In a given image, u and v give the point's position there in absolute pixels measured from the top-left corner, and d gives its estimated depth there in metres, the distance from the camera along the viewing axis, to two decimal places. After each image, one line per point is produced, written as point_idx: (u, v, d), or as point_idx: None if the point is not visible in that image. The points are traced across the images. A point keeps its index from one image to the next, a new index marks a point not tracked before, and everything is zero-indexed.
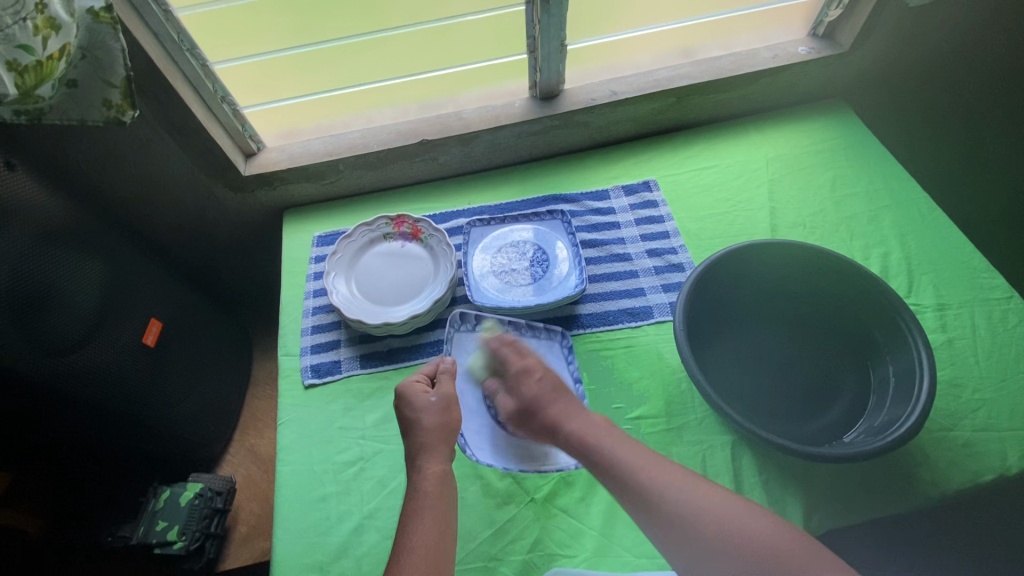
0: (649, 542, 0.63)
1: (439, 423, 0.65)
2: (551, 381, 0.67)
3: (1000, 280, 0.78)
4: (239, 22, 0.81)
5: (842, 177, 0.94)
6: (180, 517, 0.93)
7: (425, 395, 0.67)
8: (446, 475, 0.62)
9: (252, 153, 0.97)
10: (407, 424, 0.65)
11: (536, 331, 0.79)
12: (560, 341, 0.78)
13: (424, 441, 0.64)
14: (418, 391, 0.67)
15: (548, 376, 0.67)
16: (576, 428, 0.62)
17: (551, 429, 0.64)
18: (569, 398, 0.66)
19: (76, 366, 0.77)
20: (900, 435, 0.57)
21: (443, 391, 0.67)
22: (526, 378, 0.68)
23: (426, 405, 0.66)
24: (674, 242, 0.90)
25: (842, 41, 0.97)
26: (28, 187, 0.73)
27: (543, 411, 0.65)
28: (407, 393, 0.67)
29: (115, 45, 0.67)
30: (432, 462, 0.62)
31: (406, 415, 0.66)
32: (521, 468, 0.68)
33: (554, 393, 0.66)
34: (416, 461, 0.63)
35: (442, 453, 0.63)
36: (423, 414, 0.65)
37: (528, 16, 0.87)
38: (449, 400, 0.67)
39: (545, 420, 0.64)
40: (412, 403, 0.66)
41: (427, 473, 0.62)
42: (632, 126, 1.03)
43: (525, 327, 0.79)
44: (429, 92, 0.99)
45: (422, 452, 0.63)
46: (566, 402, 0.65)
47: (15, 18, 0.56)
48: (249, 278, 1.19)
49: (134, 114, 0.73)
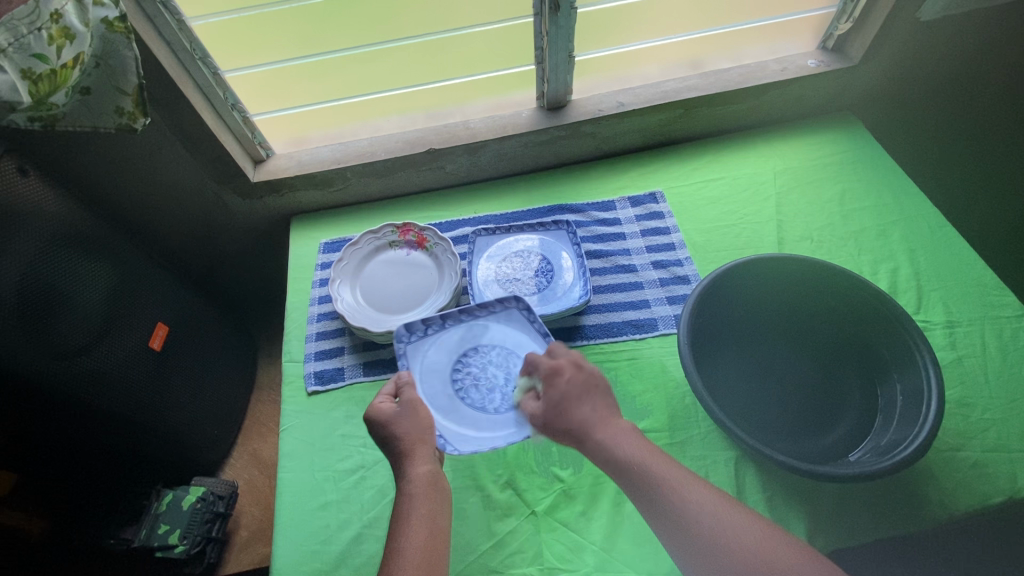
0: (650, 558, 0.62)
1: (413, 428, 0.63)
2: (583, 382, 0.62)
3: (1012, 299, 0.76)
4: (250, 32, 0.82)
5: (851, 191, 0.93)
6: (182, 521, 0.93)
7: (390, 408, 0.65)
8: (435, 473, 0.62)
9: (261, 160, 0.98)
10: (384, 441, 0.64)
11: (489, 307, 0.75)
12: (517, 306, 0.75)
13: (405, 447, 0.62)
14: (383, 407, 0.65)
15: (579, 378, 0.63)
16: (604, 439, 0.59)
17: (581, 436, 0.60)
18: (600, 397, 0.62)
19: (83, 370, 0.77)
20: (906, 456, 0.56)
21: (406, 397, 0.65)
22: (556, 379, 0.63)
23: (393, 415, 0.64)
24: (680, 254, 0.89)
25: (852, 55, 0.97)
26: (40, 193, 0.73)
27: (570, 414, 0.61)
28: (373, 414, 0.65)
29: (128, 54, 0.68)
30: (417, 463, 0.61)
31: (380, 434, 0.64)
32: (510, 442, 0.66)
33: (583, 394, 0.62)
34: (401, 468, 0.62)
35: (425, 454, 0.62)
36: (396, 425, 0.63)
37: (536, 27, 0.88)
38: (415, 402, 0.65)
39: (573, 425, 0.60)
40: (381, 421, 0.64)
41: (414, 476, 0.61)
42: (639, 136, 1.03)
43: (477, 309, 0.75)
44: (437, 102, 1.00)
45: (406, 458, 0.62)
46: (597, 403, 0.61)
47: (30, 28, 0.58)
48: (254, 283, 1.19)
49: (146, 121, 0.74)
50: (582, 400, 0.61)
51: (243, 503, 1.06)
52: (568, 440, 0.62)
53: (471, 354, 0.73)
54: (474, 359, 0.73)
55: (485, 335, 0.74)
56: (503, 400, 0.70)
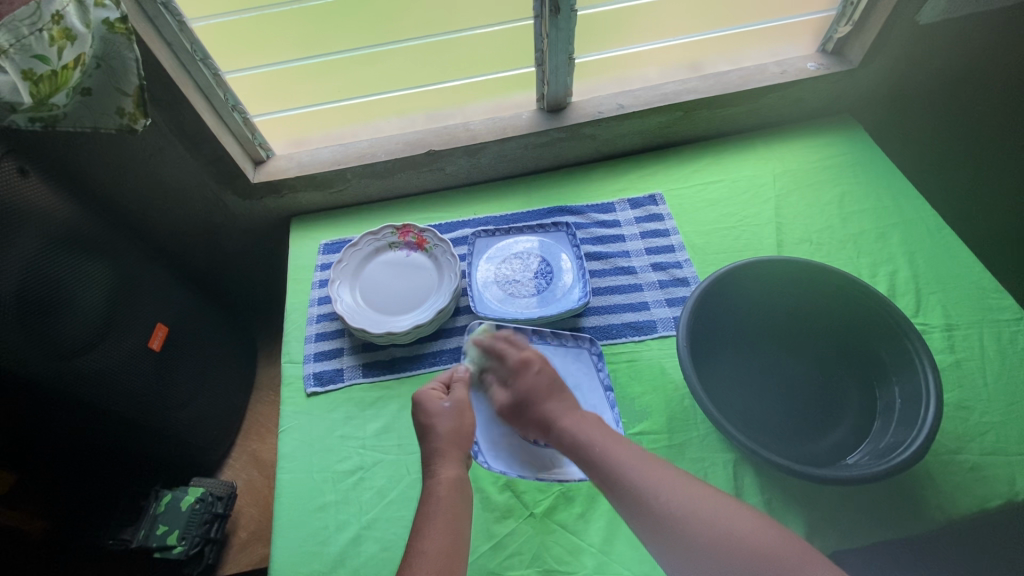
0: (649, 560, 0.62)
1: (452, 429, 0.65)
2: (546, 378, 0.68)
3: (1010, 302, 0.77)
4: (250, 33, 0.82)
5: (850, 194, 0.93)
6: (180, 521, 0.93)
7: (439, 401, 0.68)
8: (461, 480, 0.62)
9: (260, 161, 0.98)
10: (422, 430, 0.66)
11: (560, 338, 0.78)
12: (588, 348, 0.78)
13: (439, 447, 0.64)
14: (434, 396, 0.68)
15: (545, 372, 0.69)
16: (568, 425, 0.64)
17: (545, 424, 0.65)
18: (564, 393, 0.68)
19: (83, 370, 0.77)
20: (904, 459, 0.56)
21: (456, 396, 0.68)
22: (523, 372, 0.69)
23: (440, 410, 0.66)
24: (679, 256, 0.89)
25: (851, 58, 0.97)
26: (40, 194, 0.73)
27: (539, 405, 0.66)
28: (423, 398, 0.68)
29: (129, 55, 0.68)
30: (448, 466, 0.62)
31: (422, 421, 0.66)
32: (538, 477, 0.67)
33: (549, 387, 0.67)
34: (430, 466, 0.63)
35: (455, 459, 0.63)
36: (438, 420, 0.66)
37: (537, 30, 0.88)
38: (463, 405, 0.67)
39: (541, 415, 0.66)
40: (428, 409, 0.67)
41: (442, 478, 0.61)
42: (639, 138, 1.03)
43: (549, 336, 0.78)
44: (438, 104, 1.00)
45: (436, 458, 0.63)
46: (562, 397, 0.67)
47: (31, 29, 0.58)
48: (253, 284, 1.19)
49: (146, 122, 0.74)
50: (548, 394, 0.67)
51: (241, 504, 1.06)
52: (533, 429, 0.67)
53: None
54: None
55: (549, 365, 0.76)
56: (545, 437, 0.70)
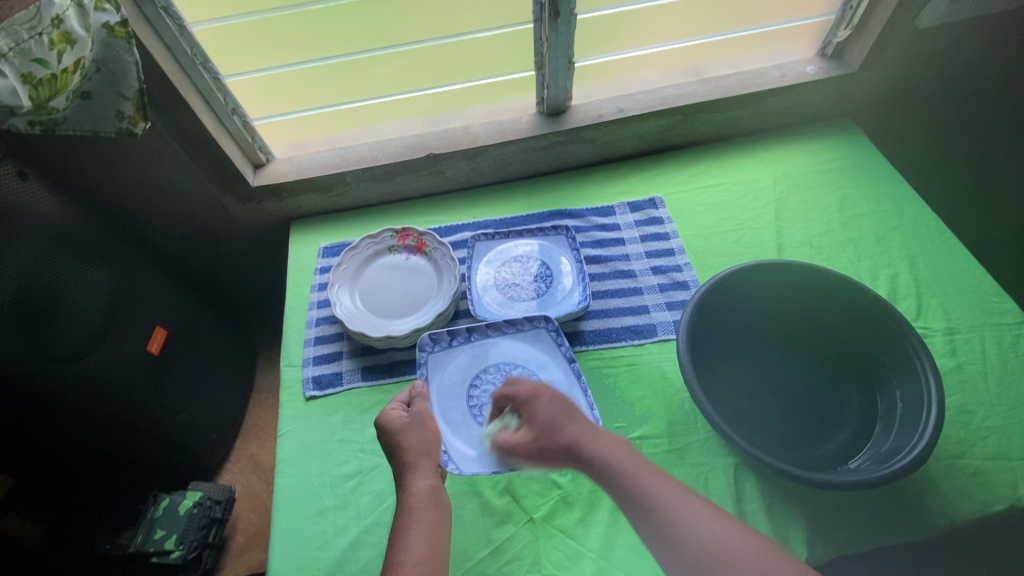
0: (649, 566, 0.62)
1: (419, 442, 0.64)
2: (559, 406, 0.62)
3: (1012, 306, 0.76)
4: (250, 37, 0.82)
5: (851, 198, 0.93)
6: (178, 526, 0.93)
7: (400, 418, 0.66)
8: (435, 490, 0.61)
9: (261, 164, 0.98)
10: (390, 449, 0.65)
11: (517, 326, 0.78)
12: (546, 327, 0.78)
13: (408, 460, 0.63)
14: (394, 415, 0.66)
15: (558, 398, 0.63)
16: (596, 449, 0.57)
17: (571, 451, 0.58)
18: (580, 418, 0.61)
19: (81, 373, 0.77)
20: (905, 465, 0.55)
21: (416, 409, 0.66)
22: (537, 403, 0.63)
23: (403, 425, 0.65)
24: (679, 260, 0.89)
25: (850, 61, 0.97)
26: (39, 197, 0.73)
27: (559, 433, 0.59)
28: (383, 420, 0.66)
29: (128, 58, 0.68)
30: (418, 478, 0.62)
31: (388, 441, 0.65)
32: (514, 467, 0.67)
33: (566, 414, 0.61)
34: (403, 480, 0.62)
35: (427, 469, 0.63)
36: (402, 435, 0.64)
37: (536, 34, 0.88)
38: (424, 415, 0.66)
39: (561, 444, 0.59)
40: (391, 428, 0.65)
41: (414, 490, 0.61)
42: (638, 142, 1.03)
43: (505, 325, 0.78)
44: (437, 108, 1.00)
45: (408, 470, 0.63)
46: (580, 421, 0.60)
47: (31, 33, 0.58)
48: (253, 287, 1.19)
49: (145, 125, 0.74)
50: (565, 419, 0.60)
51: (241, 508, 1.06)
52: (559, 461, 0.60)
53: (489, 372, 0.75)
54: (492, 378, 0.75)
55: (506, 354, 0.76)
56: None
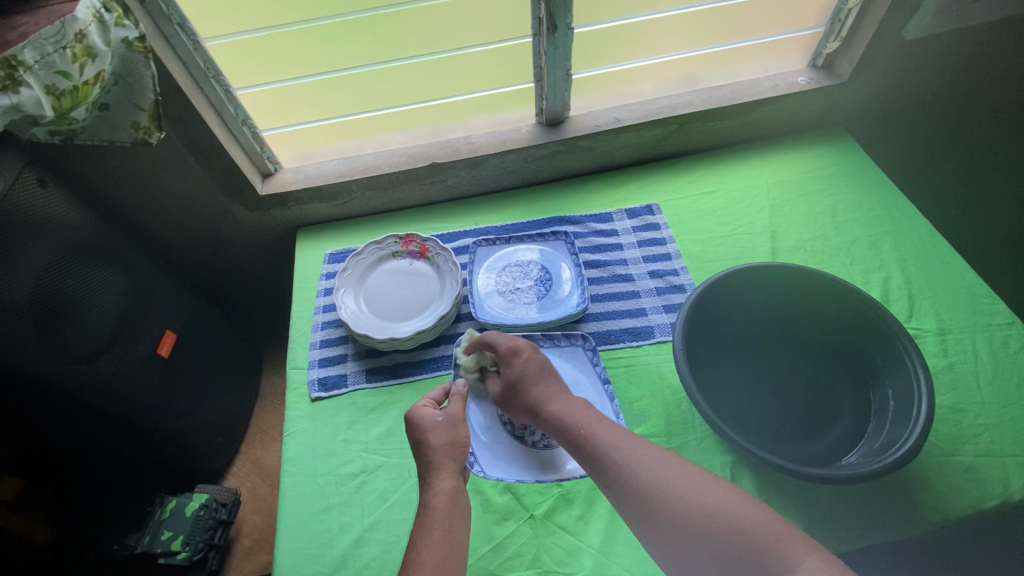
0: (647, 561, 0.63)
1: (446, 443, 0.65)
2: (539, 364, 0.68)
3: (1002, 306, 0.78)
4: (260, 52, 0.85)
5: (842, 203, 0.95)
6: (185, 527, 0.95)
7: (432, 415, 0.68)
8: (456, 491, 0.63)
9: (268, 174, 1.01)
10: (416, 445, 0.66)
11: (552, 340, 0.80)
12: (582, 345, 0.80)
13: (434, 459, 0.64)
14: (426, 412, 0.68)
15: (536, 357, 0.69)
16: (557, 409, 0.63)
17: (535, 410, 0.65)
18: (555, 378, 0.67)
19: (93, 376, 0.79)
20: (898, 458, 0.57)
21: (449, 410, 0.68)
22: (514, 359, 0.69)
23: (433, 424, 0.67)
24: (676, 264, 0.91)
25: (840, 72, 1.00)
26: (59, 204, 0.76)
27: (528, 390, 0.66)
28: (416, 415, 0.68)
29: (146, 72, 0.71)
30: (443, 478, 0.63)
31: (416, 436, 0.67)
32: (537, 480, 0.69)
33: (541, 373, 0.67)
34: (426, 479, 0.63)
35: (450, 470, 0.64)
36: (431, 433, 0.66)
37: (535, 47, 0.91)
38: (456, 418, 0.68)
39: (528, 400, 0.66)
40: (421, 424, 0.67)
41: (437, 490, 0.62)
42: (635, 151, 1.06)
43: (542, 339, 0.81)
44: (440, 119, 1.03)
45: (431, 471, 0.64)
46: (552, 383, 0.67)
47: (55, 47, 0.62)
48: (260, 294, 1.22)
49: (160, 136, 0.78)
50: (537, 378, 0.67)
51: (245, 511, 1.08)
52: (523, 415, 0.67)
53: None
54: None
55: None
56: (541, 439, 0.71)
